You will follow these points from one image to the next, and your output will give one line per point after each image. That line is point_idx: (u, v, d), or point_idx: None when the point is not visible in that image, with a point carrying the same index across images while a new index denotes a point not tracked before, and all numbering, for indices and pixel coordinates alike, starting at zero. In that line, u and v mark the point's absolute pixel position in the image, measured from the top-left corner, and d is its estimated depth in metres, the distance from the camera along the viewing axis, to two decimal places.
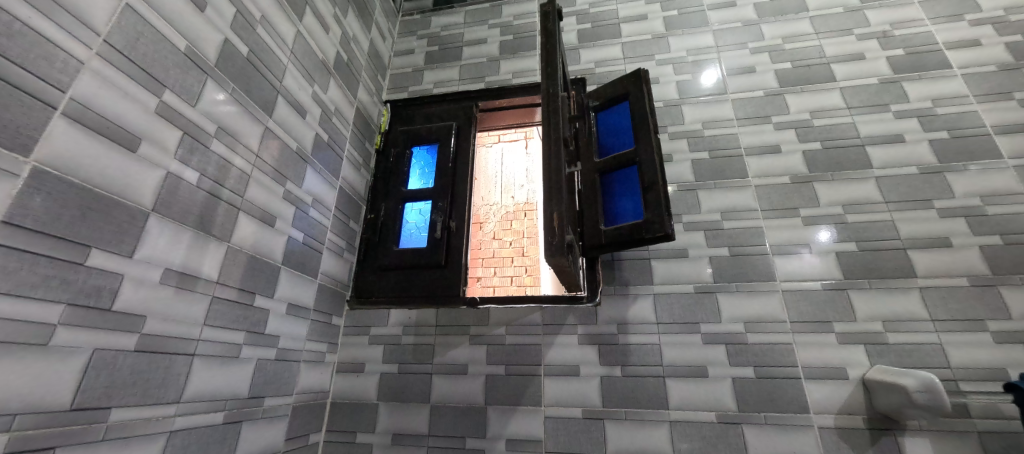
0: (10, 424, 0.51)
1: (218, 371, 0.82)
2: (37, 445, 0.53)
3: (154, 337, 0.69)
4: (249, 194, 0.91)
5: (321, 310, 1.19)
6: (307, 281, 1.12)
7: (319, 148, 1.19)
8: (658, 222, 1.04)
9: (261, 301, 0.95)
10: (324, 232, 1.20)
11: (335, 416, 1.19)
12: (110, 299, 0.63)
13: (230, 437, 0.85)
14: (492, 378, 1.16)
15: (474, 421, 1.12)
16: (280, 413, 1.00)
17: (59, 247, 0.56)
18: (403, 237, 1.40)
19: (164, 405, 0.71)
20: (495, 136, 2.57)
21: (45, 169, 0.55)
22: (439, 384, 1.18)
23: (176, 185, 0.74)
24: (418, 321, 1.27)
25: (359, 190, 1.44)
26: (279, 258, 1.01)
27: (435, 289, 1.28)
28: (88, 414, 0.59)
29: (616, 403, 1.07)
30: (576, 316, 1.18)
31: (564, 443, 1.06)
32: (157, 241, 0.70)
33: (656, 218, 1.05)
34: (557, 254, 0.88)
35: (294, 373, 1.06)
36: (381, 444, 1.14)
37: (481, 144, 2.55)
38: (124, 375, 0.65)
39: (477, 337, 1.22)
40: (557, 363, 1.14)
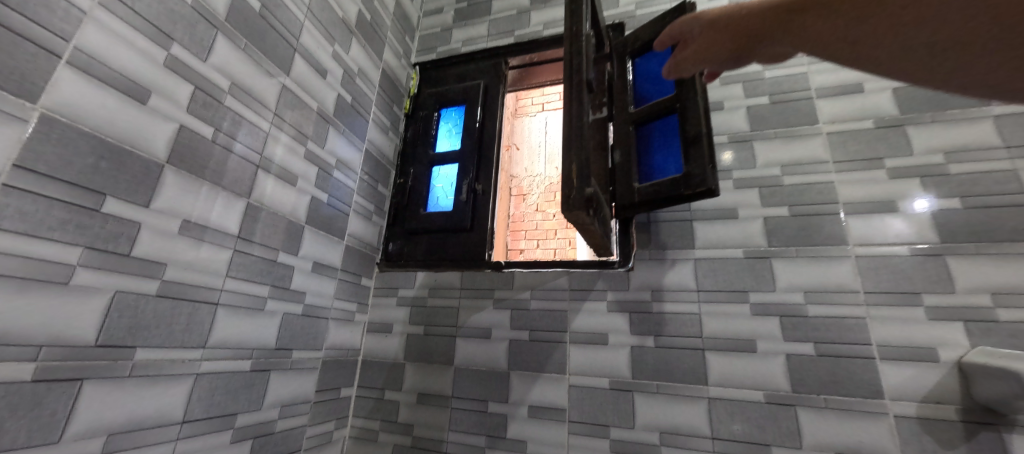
0: (37, 354, 0.55)
1: (244, 321, 0.86)
2: (63, 376, 0.58)
3: (176, 284, 0.73)
4: (269, 152, 0.93)
5: (350, 271, 1.21)
6: (334, 242, 1.14)
7: (342, 110, 1.19)
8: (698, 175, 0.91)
9: (285, 258, 0.97)
10: (350, 194, 1.22)
11: (366, 373, 1.23)
12: (129, 245, 0.66)
13: (259, 384, 0.90)
14: (516, 344, 1.12)
15: (496, 386, 1.09)
16: (308, 366, 1.04)
17: (73, 193, 0.59)
18: (431, 201, 1.38)
19: (189, 349, 0.75)
20: (539, 106, 2.51)
21: (53, 116, 0.57)
22: (463, 347, 1.16)
23: (191, 139, 0.75)
24: (443, 284, 1.26)
25: (388, 154, 1.44)
26: (302, 217, 1.03)
27: (461, 252, 1.26)
28: (113, 351, 0.64)
29: (647, 374, 0.98)
30: (606, 281, 1.09)
31: (588, 413, 1.00)
32: (175, 193, 0.73)
33: (697, 171, 0.92)
34: (575, 209, 0.78)
35: (323, 329, 1.09)
36: (407, 402, 1.16)
37: (525, 114, 2.50)
38: (147, 318, 0.68)
39: (501, 301, 1.18)
40: (585, 330, 1.07)
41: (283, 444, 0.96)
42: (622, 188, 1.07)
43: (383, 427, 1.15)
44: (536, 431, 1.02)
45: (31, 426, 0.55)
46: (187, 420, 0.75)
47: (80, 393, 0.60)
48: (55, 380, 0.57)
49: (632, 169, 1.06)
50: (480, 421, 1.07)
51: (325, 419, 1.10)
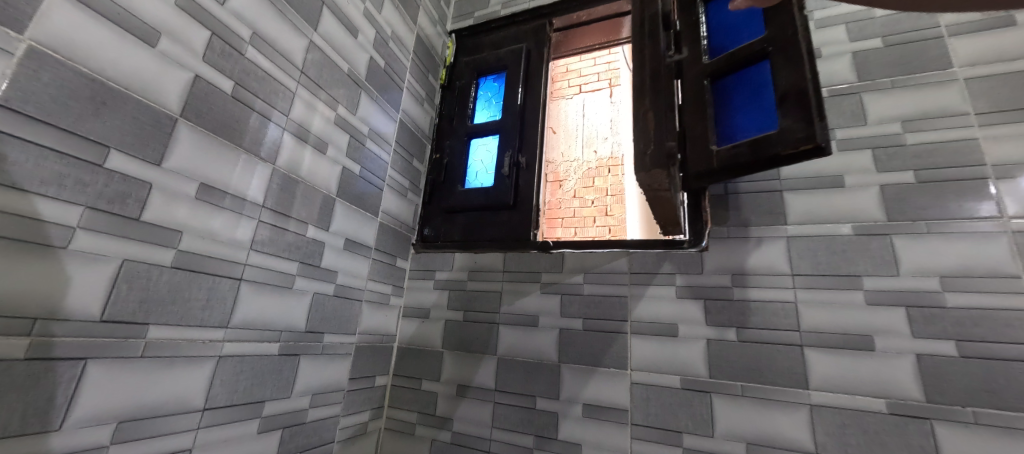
0: (31, 329, 0.48)
1: (270, 299, 0.78)
2: (62, 354, 0.50)
3: (193, 255, 0.65)
4: (295, 114, 0.83)
5: (384, 251, 1.12)
6: (367, 219, 1.05)
7: (374, 75, 1.09)
8: (801, 128, 0.72)
9: (314, 233, 0.88)
10: (383, 168, 1.12)
11: (402, 361, 1.13)
12: (138, 208, 0.57)
13: (287, 370, 0.82)
14: (567, 333, 0.98)
15: (546, 380, 0.97)
16: (340, 352, 0.96)
17: (70, 143, 0.51)
18: (469, 177, 1.26)
19: (209, 328, 0.67)
20: (575, 88, 2.31)
21: (43, 50, 0.48)
22: (507, 335, 1.05)
23: (209, 92, 0.67)
24: (484, 266, 1.14)
25: (424, 128, 1.33)
26: (332, 189, 0.93)
27: (502, 232, 1.14)
28: (122, 328, 0.56)
29: (729, 373, 0.82)
30: (674, 263, 0.94)
31: (655, 416, 0.85)
32: (191, 152, 0.64)
33: (799, 124, 0.72)
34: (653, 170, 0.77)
35: (356, 313, 1.01)
36: (446, 394, 1.05)
37: (560, 96, 2.27)
38: (161, 292, 0.60)
39: (549, 285, 1.05)
40: (649, 320, 0.92)
41: (315, 435, 0.88)
42: (694, 152, 0.89)
43: (421, 420, 1.06)
44: (593, 433, 0.89)
45: (25, 411, 0.47)
46: (208, 408, 0.67)
47: (84, 374, 0.52)
48: (53, 360, 0.50)
49: (707, 130, 0.88)
50: (527, 419, 0.96)
51: (359, 409, 1.02)
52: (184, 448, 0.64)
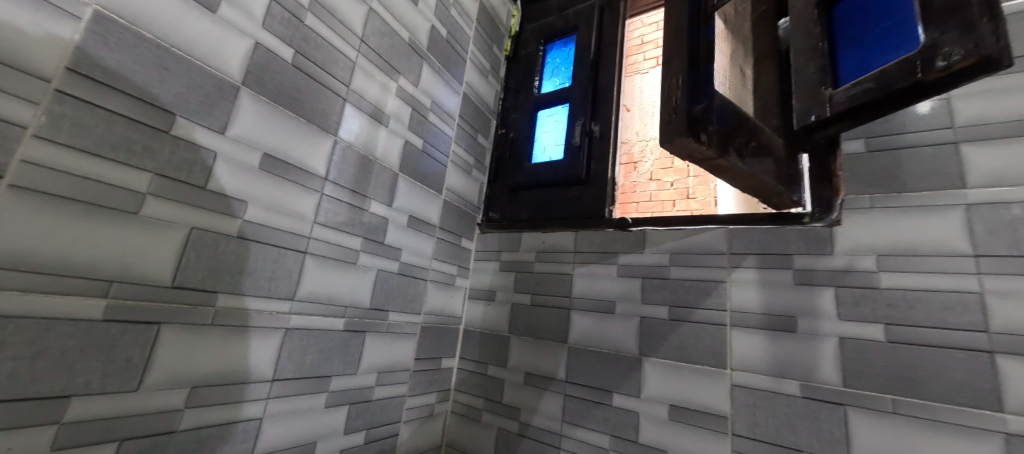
0: (107, 291, 0.49)
1: (335, 274, 0.77)
2: (137, 317, 0.51)
3: (259, 226, 0.64)
4: (356, 84, 0.81)
5: (448, 230, 1.08)
6: (431, 196, 1.01)
7: (436, 44, 1.04)
8: (952, 39, 0.46)
9: (379, 208, 0.86)
10: (447, 143, 1.07)
11: (468, 344, 1.09)
12: (204, 177, 0.57)
13: (353, 346, 0.81)
14: (650, 323, 0.85)
15: (625, 375, 0.85)
16: (406, 331, 0.93)
17: (137, 109, 0.51)
18: (538, 151, 1.17)
19: (277, 300, 0.67)
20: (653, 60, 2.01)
21: (109, 16, 0.48)
22: (579, 322, 0.94)
23: (269, 60, 0.65)
24: (552, 246, 1.05)
25: (489, 101, 1.26)
26: (394, 164, 0.90)
27: (574, 209, 1.04)
28: (192, 295, 0.56)
29: (872, 382, 0.63)
30: (789, 242, 0.75)
31: (765, 427, 0.70)
32: (253, 120, 0.63)
33: (952, 33, 0.46)
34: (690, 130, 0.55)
35: (421, 292, 0.98)
36: (513, 382, 0.99)
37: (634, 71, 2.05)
38: (229, 261, 0.61)
39: (627, 267, 0.92)
40: (756, 310, 0.75)
41: (382, 414, 0.87)
42: (800, 99, 0.69)
43: (488, 407, 1.01)
44: (682, 440, 0.76)
45: (105, 371, 0.49)
46: (278, 379, 0.67)
47: (158, 338, 0.53)
48: (130, 323, 0.51)
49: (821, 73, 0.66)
50: (602, 416, 0.85)
51: (426, 390, 1.00)
52: (254, 417, 0.64)
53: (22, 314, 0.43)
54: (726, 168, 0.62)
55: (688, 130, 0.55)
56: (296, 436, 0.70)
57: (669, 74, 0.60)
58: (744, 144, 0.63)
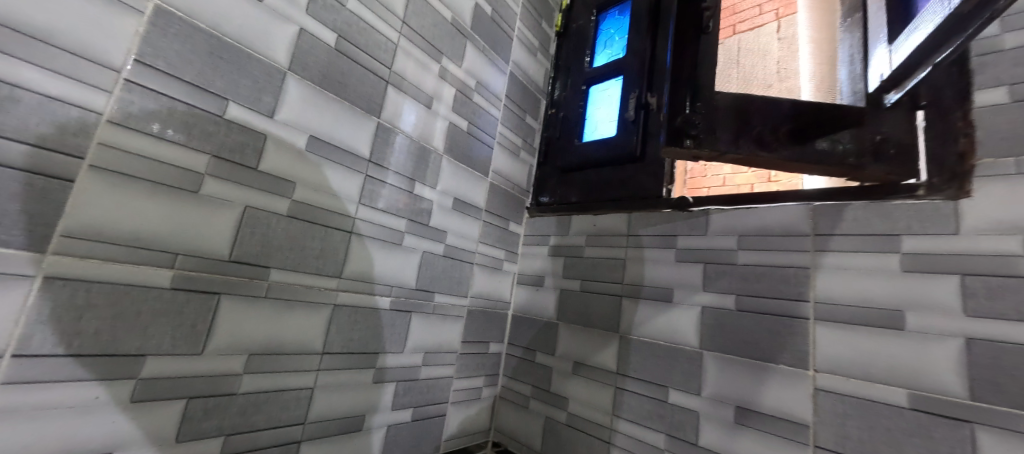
0: (173, 262, 0.54)
1: (381, 254, 0.79)
2: (201, 287, 0.56)
3: (307, 206, 0.67)
4: (399, 66, 0.82)
5: (495, 213, 1.07)
6: (476, 178, 1.01)
7: (481, 24, 1.02)
8: None
9: (424, 190, 0.87)
10: (492, 124, 1.06)
11: (517, 330, 1.08)
12: (255, 158, 0.61)
13: (400, 325, 0.83)
14: (712, 313, 0.76)
15: (682, 370, 0.77)
16: (452, 313, 0.94)
17: (195, 95, 0.55)
18: (589, 129, 1.10)
19: (326, 277, 0.70)
20: None
21: (167, 8, 0.52)
22: (631, 310, 0.88)
23: (314, 45, 0.68)
24: (603, 230, 0.99)
25: (537, 81, 1.23)
26: (438, 146, 0.91)
27: (625, 190, 0.97)
28: (247, 269, 0.60)
29: (1015, 396, 0.49)
30: (895, 219, 0.62)
31: (858, 441, 0.58)
32: (299, 104, 0.66)
33: None
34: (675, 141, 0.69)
35: (467, 275, 0.98)
36: (562, 371, 0.95)
37: None
38: (281, 238, 0.64)
39: (686, 251, 0.83)
40: (846, 302, 0.63)
41: (429, 393, 0.89)
42: (881, 59, 0.60)
43: (535, 394, 0.99)
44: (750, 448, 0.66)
45: (173, 334, 0.54)
46: (328, 352, 0.71)
47: (219, 307, 0.58)
48: (194, 292, 0.55)
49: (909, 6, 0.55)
50: (657, 413, 0.78)
51: (474, 374, 1.00)
52: (307, 386, 0.68)
53: (102, 280, 0.48)
54: (744, 160, 0.69)
55: (672, 141, 0.69)
56: (345, 407, 0.74)
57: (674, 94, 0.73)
58: (769, 131, 0.68)
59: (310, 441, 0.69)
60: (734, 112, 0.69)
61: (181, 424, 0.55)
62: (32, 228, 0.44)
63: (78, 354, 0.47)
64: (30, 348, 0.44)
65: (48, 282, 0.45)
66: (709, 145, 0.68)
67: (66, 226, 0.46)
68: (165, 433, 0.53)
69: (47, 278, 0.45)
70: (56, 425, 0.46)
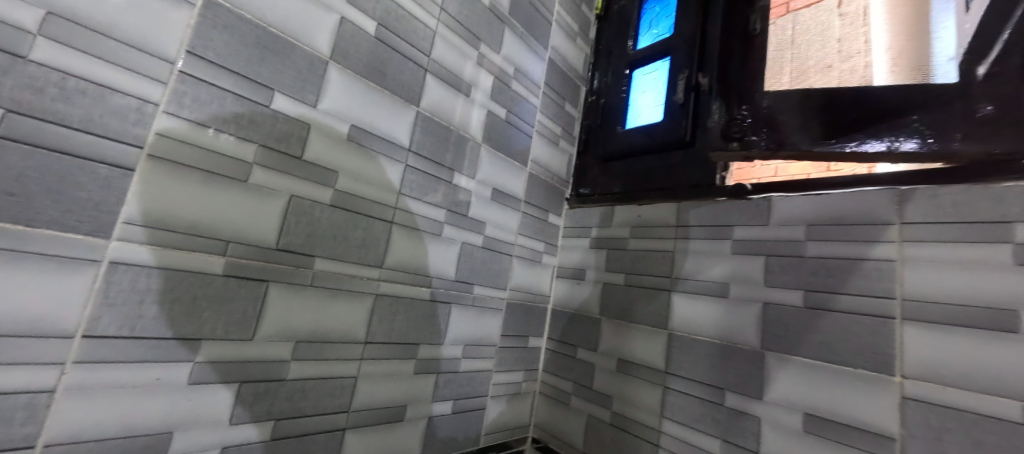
0: (225, 249, 0.55)
1: (421, 245, 0.78)
2: (250, 274, 0.57)
3: (349, 195, 0.67)
4: (438, 54, 0.80)
5: (534, 204, 1.05)
6: (515, 168, 0.99)
7: (520, 9, 0.99)
8: None
9: (462, 181, 0.86)
10: (531, 113, 1.03)
11: (557, 324, 1.05)
12: (300, 147, 0.62)
13: (440, 317, 0.82)
14: (776, 311, 0.69)
15: (740, 371, 0.71)
16: (491, 306, 0.92)
17: (243, 86, 0.56)
18: (633, 115, 1.04)
19: (368, 267, 0.70)
20: None
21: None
22: (680, 306, 0.82)
23: (355, 34, 0.67)
24: (649, 221, 0.94)
25: (577, 67, 1.18)
26: (476, 135, 0.89)
27: (673, 178, 0.91)
28: (293, 257, 0.61)
29: None
30: (1003, 203, 0.53)
31: None
32: (341, 94, 0.66)
33: None
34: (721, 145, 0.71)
35: (506, 267, 0.96)
36: (605, 368, 0.92)
37: None
38: (325, 227, 0.65)
39: (744, 243, 0.76)
40: (942, 300, 0.55)
41: (469, 386, 0.88)
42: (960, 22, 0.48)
43: (577, 391, 0.96)
44: None
45: (226, 320, 0.55)
46: (370, 342, 0.71)
47: (267, 295, 0.59)
48: (243, 279, 0.57)
49: None
50: (712, 416, 0.73)
51: (513, 368, 0.98)
52: (350, 375, 0.68)
53: (161, 266, 0.50)
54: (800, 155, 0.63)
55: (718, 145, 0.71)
56: (388, 397, 0.74)
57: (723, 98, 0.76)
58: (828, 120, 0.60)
59: (355, 429, 0.70)
60: (784, 106, 0.65)
61: (234, 407, 0.56)
62: (99, 215, 0.46)
63: (141, 337, 0.49)
64: (98, 329, 0.46)
65: (113, 267, 0.47)
66: (756, 145, 0.67)
67: (128, 214, 0.48)
68: (220, 416, 0.55)
69: (112, 263, 0.47)
70: (122, 403, 0.48)
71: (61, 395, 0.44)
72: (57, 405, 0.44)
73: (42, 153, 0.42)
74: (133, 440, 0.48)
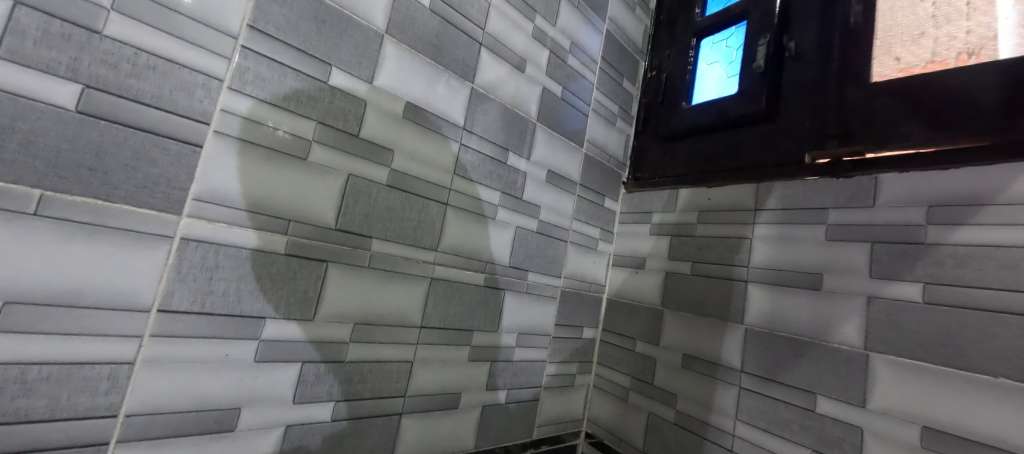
0: (287, 228, 0.54)
1: (476, 228, 0.75)
2: (311, 254, 0.56)
3: (405, 176, 0.65)
4: (493, 27, 0.76)
5: (590, 188, 0.99)
6: (570, 149, 0.93)
7: None
8: None
9: (517, 162, 0.82)
10: (588, 90, 0.97)
11: (613, 315, 0.99)
12: (357, 125, 0.60)
13: (494, 303, 0.79)
14: (883, 306, 0.60)
15: (836, 374, 0.63)
16: (546, 294, 0.88)
17: (302, 62, 0.55)
18: (700, 89, 0.95)
19: (423, 250, 0.68)
20: None
21: None
22: (759, 299, 0.74)
23: (410, 7, 0.65)
24: (721, 205, 0.85)
25: (636, 40, 1.10)
26: (532, 113, 0.84)
27: (751, 157, 0.82)
28: (351, 238, 0.60)
29: None
30: None
31: None
32: (397, 69, 0.64)
33: None
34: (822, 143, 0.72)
35: (561, 254, 0.91)
36: (668, 363, 0.85)
37: None
38: (381, 208, 0.63)
39: (841, 228, 0.67)
40: None
41: (523, 376, 0.85)
42: None
43: (636, 387, 0.90)
44: None
45: (289, 299, 0.55)
46: (426, 326, 0.69)
47: (327, 275, 0.58)
48: (304, 258, 0.56)
49: None
50: (800, 422, 0.65)
51: (567, 359, 0.94)
52: (406, 359, 0.67)
53: (228, 243, 0.50)
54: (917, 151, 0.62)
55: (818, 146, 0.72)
56: (443, 384, 0.72)
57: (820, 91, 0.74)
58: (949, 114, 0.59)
59: (411, 414, 0.68)
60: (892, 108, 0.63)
61: (297, 386, 0.56)
62: (171, 191, 0.46)
63: (211, 313, 0.49)
64: (172, 304, 0.47)
65: (184, 243, 0.47)
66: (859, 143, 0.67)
67: (197, 190, 0.48)
68: (284, 395, 0.55)
69: (183, 239, 0.47)
70: (195, 378, 0.48)
71: (140, 367, 0.45)
72: (136, 376, 0.45)
73: (118, 129, 0.43)
74: (206, 414, 0.49)
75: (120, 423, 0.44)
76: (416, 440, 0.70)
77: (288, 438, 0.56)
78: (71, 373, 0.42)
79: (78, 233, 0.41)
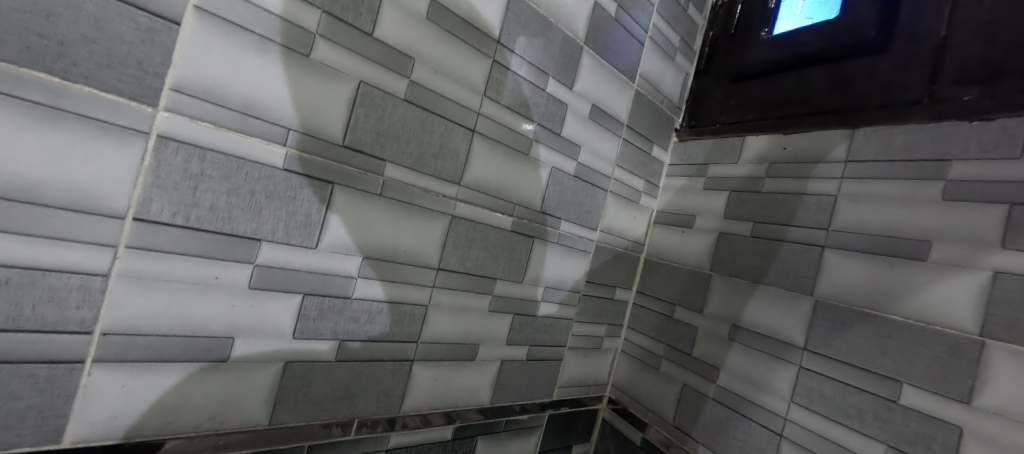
0: (286, 139, 0.46)
1: (506, 164, 0.65)
2: (315, 172, 0.48)
3: (426, 91, 0.56)
4: None
5: (639, 132, 0.86)
6: (620, 83, 0.80)
7: None
8: None
9: (558, 90, 0.70)
10: (647, 12, 0.82)
11: (650, 277, 0.89)
12: (371, 22, 0.50)
13: (521, 251, 0.70)
14: (1015, 285, 0.47)
15: (933, 362, 0.51)
16: (579, 247, 0.79)
17: None
18: (786, 16, 0.79)
19: (444, 182, 0.59)
20: None
21: None
22: (836, 267, 0.62)
23: None
24: (798, 156, 0.71)
25: None
26: (579, 33, 0.71)
27: (846, 99, 0.67)
28: (362, 160, 0.51)
29: None
30: None
31: None
32: None
33: None
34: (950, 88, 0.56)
35: (600, 204, 0.81)
36: (712, 333, 0.76)
37: None
38: (397, 126, 0.54)
39: (964, 186, 0.53)
40: None
41: (546, 333, 0.77)
42: None
43: (672, 356, 0.81)
44: None
45: (288, 222, 0.48)
46: (444, 269, 0.62)
47: (332, 200, 0.50)
48: (307, 177, 0.48)
49: None
50: (875, 412, 0.55)
51: (596, 320, 0.86)
52: (421, 303, 0.60)
53: (216, 148, 0.42)
54: None
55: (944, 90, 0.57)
56: (460, 333, 0.66)
57: (959, 17, 0.57)
58: None
59: (423, 362, 0.63)
60: None
61: (298, 321, 0.51)
62: (144, 77, 0.38)
63: (198, 229, 0.42)
64: (150, 213, 0.40)
65: (163, 142, 0.39)
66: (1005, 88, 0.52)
67: (175, 79, 0.40)
68: (284, 329, 0.50)
69: (162, 138, 0.39)
70: (181, 300, 0.43)
71: (115, 281, 0.39)
72: (112, 291, 0.39)
73: None
74: (194, 341, 0.44)
75: (95, 341, 0.39)
76: (429, 389, 0.64)
77: (288, 375, 0.51)
78: (34, 280, 0.36)
79: (30, 115, 0.34)
